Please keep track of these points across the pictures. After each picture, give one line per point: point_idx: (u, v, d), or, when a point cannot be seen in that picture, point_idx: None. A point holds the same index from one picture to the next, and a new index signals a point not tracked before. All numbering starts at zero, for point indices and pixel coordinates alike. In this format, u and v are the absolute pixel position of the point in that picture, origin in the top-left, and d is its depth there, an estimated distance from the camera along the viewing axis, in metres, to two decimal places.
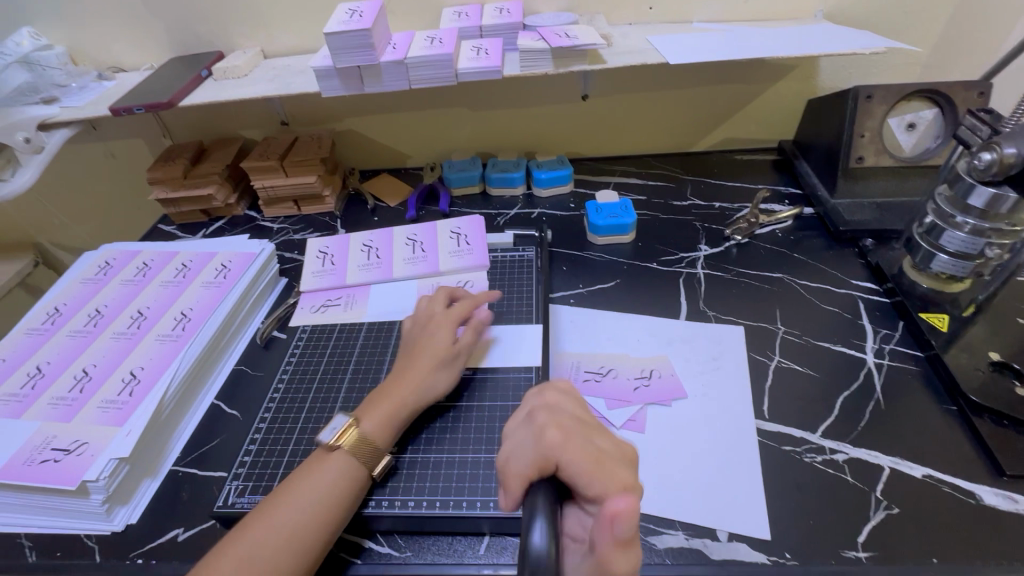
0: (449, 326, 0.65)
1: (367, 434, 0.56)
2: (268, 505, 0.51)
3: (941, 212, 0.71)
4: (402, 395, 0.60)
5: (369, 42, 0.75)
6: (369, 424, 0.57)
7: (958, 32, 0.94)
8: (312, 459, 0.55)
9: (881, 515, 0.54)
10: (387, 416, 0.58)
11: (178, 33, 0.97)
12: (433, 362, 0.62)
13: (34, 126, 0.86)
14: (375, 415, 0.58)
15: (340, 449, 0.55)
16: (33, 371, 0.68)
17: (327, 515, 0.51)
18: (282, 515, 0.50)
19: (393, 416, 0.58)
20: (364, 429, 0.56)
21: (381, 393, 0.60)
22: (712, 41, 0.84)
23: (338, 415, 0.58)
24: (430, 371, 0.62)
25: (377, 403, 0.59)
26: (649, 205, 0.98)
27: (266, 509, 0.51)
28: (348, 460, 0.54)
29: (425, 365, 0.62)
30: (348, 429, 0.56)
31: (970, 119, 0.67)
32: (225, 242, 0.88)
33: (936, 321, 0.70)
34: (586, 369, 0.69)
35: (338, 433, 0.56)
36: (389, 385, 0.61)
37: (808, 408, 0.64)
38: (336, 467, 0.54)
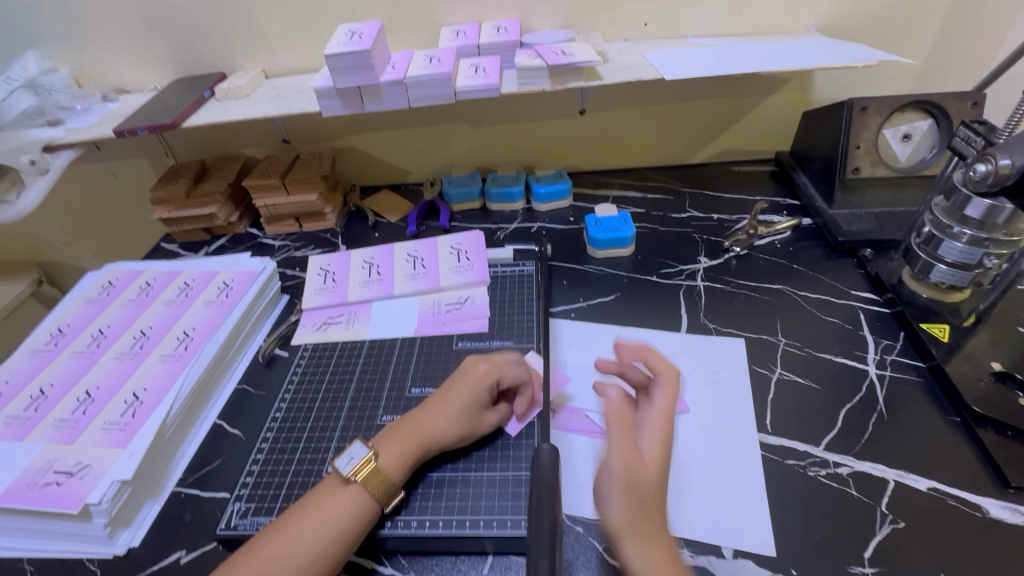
0: (492, 379, 0.62)
1: (382, 468, 0.55)
2: (276, 533, 0.50)
3: (939, 223, 0.71)
4: (421, 437, 0.57)
5: (369, 63, 0.76)
6: (387, 457, 0.55)
7: (950, 44, 0.95)
8: (324, 490, 0.54)
9: (887, 529, 0.53)
10: (401, 456, 0.56)
11: (181, 55, 0.99)
12: (462, 409, 0.59)
13: (39, 148, 0.87)
14: (392, 450, 0.56)
15: (354, 483, 0.54)
16: (35, 393, 0.68)
17: (335, 548, 0.50)
18: (290, 543, 0.49)
19: (407, 458, 0.56)
20: (381, 463, 0.55)
21: (401, 428, 0.58)
22: (707, 56, 0.85)
23: (357, 445, 0.56)
24: (455, 416, 0.59)
25: (398, 436, 0.57)
26: (648, 218, 0.99)
27: (273, 537, 0.50)
28: (359, 496, 0.53)
29: (452, 409, 0.59)
30: (366, 463, 0.54)
31: (963, 131, 0.68)
32: (227, 261, 0.89)
33: (936, 330, 0.70)
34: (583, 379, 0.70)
35: (354, 466, 0.54)
36: (411, 423, 0.59)
37: (811, 420, 0.63)
38: (347, 500, 0.53)
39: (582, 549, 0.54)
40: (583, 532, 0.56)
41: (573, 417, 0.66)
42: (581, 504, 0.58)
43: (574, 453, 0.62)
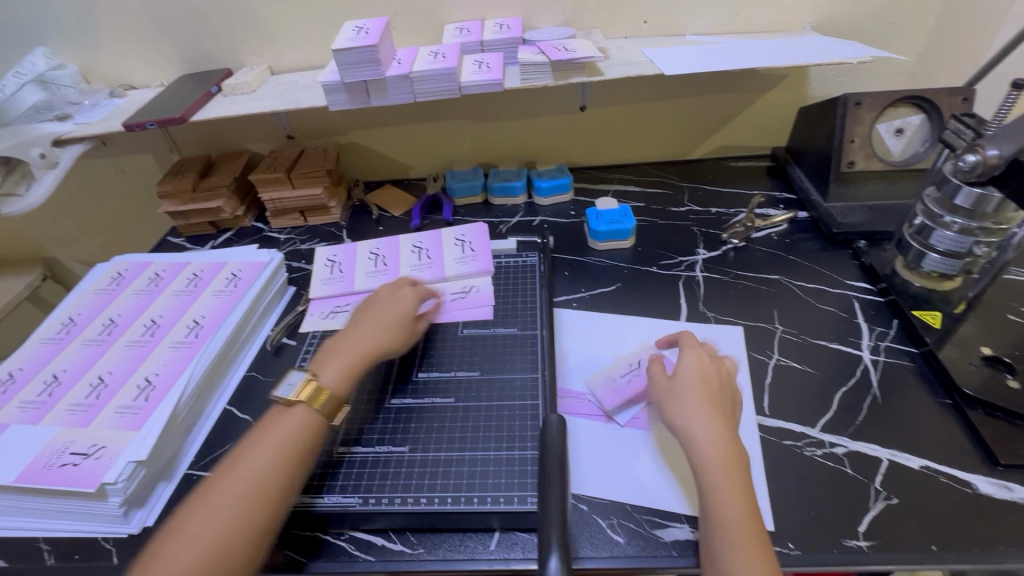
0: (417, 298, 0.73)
1: (326, 385, 0.60)
2: (227, 470, 0.53)
3: (930, 212, 0.73)
4: (360, 350, 0.64)
5: (375, 58, 0.78)
6: (328, 376, 0.61)
7: (942, 41, 0.97)
8: (271, 419, 0.58)
9: (880, 505, 0.55)
10: (346, 368, 0.62)
11: (188, 52, 1.00)
12: (391, 323, 0.68)
13: (48, 142, 0.89)
14: (332, 368, 0.62)
15: (299, 405, 0.58)
16: (49, 379, 0.70)
17: (282, 476, 0.53)
18: (241, 475, 0.53)
19: (352, 367, 0.63)
20: (323, 381, 0.60)
21: (337, 350, 0.64)
22: (705, 53, 0.87)
23: (296, 372, 0.60)
24: (390, 328, 0.68)
25: (331, 359, 0.63)
26: (647, 211, 1.01)
27: (223, 476, 0.53)
28: (307, 414, 0.58)
29: (383, 325, 0.68)
30: (306, 386, 0.59)
31: (954, 124, 0.70)
32: (235, 253, 0.91)
33: (929, 317, 0.72)
34: (581, 360, 0.73)
35: (296, 390, 0.59)
36: (349, 342, 0.65)
37: (807, 403, 0.65)
38: (291, 430, 0.56)
39: (586, 526, 0.56)
40: (587, 509, 0.57)
41: (577, 401, 0.68)
42: (585, 482, 0.59)
43: (577, 434, 0.64)
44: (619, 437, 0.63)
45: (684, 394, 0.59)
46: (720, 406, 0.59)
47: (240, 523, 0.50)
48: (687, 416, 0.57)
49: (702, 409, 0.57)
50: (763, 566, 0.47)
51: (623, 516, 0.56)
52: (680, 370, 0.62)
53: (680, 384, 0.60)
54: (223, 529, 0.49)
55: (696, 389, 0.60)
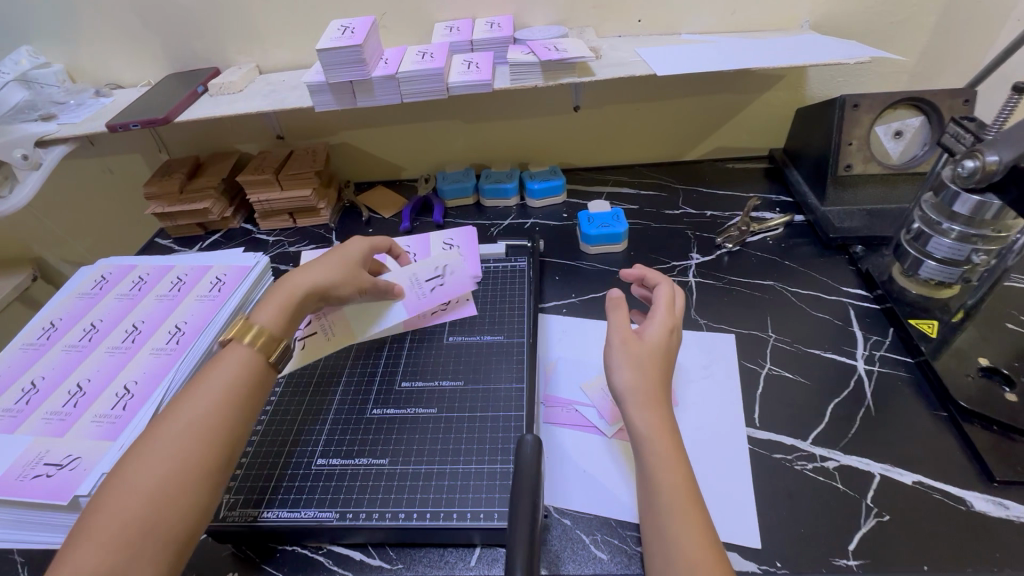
0: (365, 245, 0.74)
1: (262, 321, 0.60)
2: (167, 416, 0.51)
3: (928, 219, 0.71)
4: (294, 287, 0.65)
5: (360, 58, 0.76)
6: (262, 316, 0.61)
7: (944, 41, 0.95)
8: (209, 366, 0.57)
9: (872, 522, 0.54)
10: (280, 305, 0.63)
11: (175, 50, 0.99)
12: (333, 258, 0.69)
13: (32, 143, 0.87)
14: (268, 307, 0.62)
15: (232, 341, 0.58)
16: (27, 386, 0.69)
17: (221, 416, 0.52)
18: (180, 419, 0.50)
19: (287, 302, 0.63)
20: (255, 319, 0.60)
21: (273, 292, 0.65)
22: (699, 53, 0.85)
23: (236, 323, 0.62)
24: (328, 262, 0.69)
25: (269, 301, 0.63)
26: (641, 214, 0.99)
27: (164, 425, 0.50)
28: (239, 346, 0.58)
29: (322, 261, 0.69)
30: (240, 324, 0.59)
31: (953, 127, 0.68)
32: (220, 255, 0.89)
33: (925, 326, 0.70)
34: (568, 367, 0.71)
35: (226, 333, 0.59)
36: (286, 280, 0.66)
37: (799, 415, 0.64)
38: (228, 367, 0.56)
39: (569, 541, 0.54)
40: (570, 524, 0.56)
41: (563, 411, 0.66)
42: (570, 497, 0.58)
43: (561, 446, 0.63)
44: (604, 449, 0.62)
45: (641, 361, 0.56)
46: (665, 381, 0.56)
47: (191, 469, 0.48)
48: (637, 381, 0.54)
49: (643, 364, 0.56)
50: (705, 542, 0.45)
51: (607, 532, 0.55)
52: (648, 334, 0.58)
53: (645, 350, 0.57)
54: (167, 475, 0.47)
55: (657, 360, 0.56)
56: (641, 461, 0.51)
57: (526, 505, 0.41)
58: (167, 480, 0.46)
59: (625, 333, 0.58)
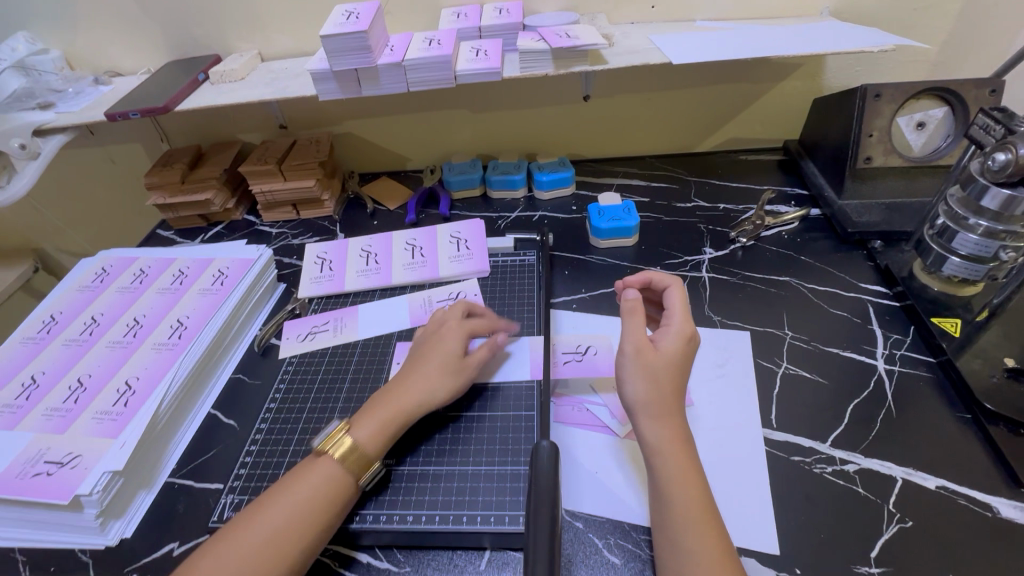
0: (461, 336, 0.64)
1: (358, 441, 0.54)
2: (306, 468, 0.53)
3: (953, 214, 0.69)
4: (398, 404, 0.58)
5: (366, 45, 0.74)
6: (363, 432, 0.55)
7: (969, 29, 0.92)
8: (301, 466, 0.53)
9: (894, 528, 0.52)
10: (382, 423, 0.56)
11: (175, 37, 0.96)
12: (438, 368, 0.61)
13: (30, 132, 0.86)
14: (368, 423, 0.56)
15: (331, 455, 0.53)
16: (27, 381, 0.67)
17: (307, 520, 0.49)
18: (322, 472, 0.52)
19: (388, 426, 0.56)
20: (357, 437, 0.55)
21: (379, 400, 0.58)
22: (716, 40, 0.82)
23: (333, 421, 0.57)
24: (435, 376, 0.60)
25: (372, 412, 0.57)
26: (652, 207, 0.97)
27: (304, 472, 0.53)
28: (336, 467, 0.53)
29: (430, 370, 0.60)
30: (338, 436, 0.54)
31: (982, 119, 0.65)
32: (223, 248, 0.87)
33: (948, 325, 0.68)
34: (565, 350, 0.72)
35: (327, 437, 0.54)
36: (388, 392, 0.59)
37: (817, 416, 0.62)
38: (323, 474, 0.52)
39: (581, 545, 0.53)
40: (582, 527, 0.54)
41: (574, 410, 0.65)
42: (582, 499, 0.57)
43: (572, 446, 0.61)
44: (617, 450, 0.61)
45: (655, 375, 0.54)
46: (680, 392, 0.54)
47: (295, 541, 0.48)
48: (650, 393, 0.53)
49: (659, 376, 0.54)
50: (717, 556, 0.44)
51: (621, 536, 0.53)
52: (663, 343, 0.56)
53: (660, 360, 0.54)
54: (294, 527, 0.48)
55: (671, 370, 0.54)
56: (652, 473, 0.50)
57: (545, 515, 0.39)
58: (292, 530, 0.48)
59: (639, 342, 0.56)
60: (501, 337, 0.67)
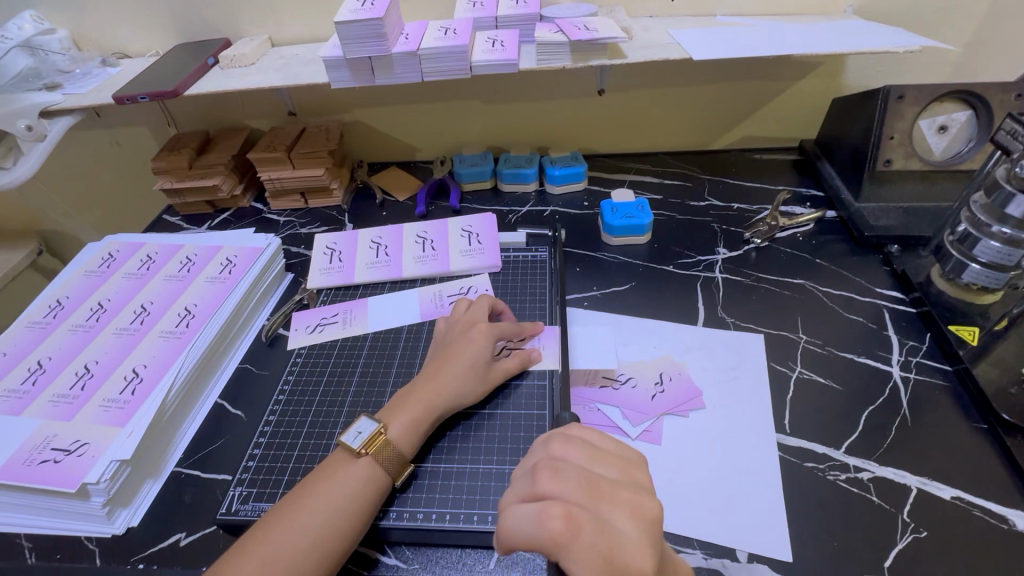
0: (491, 340, 0.62)
1: (393, 439, 0.54)
2: (340, 466, 0.52)
3: (976, 220, 0.68)
4: (433, 401, 0.57)
5: (381, 32, 0.72)
6: (396, 428, 0.55)
7: (994, 30, 0.90)
8: (334, 463, 0.53)
9: (908, 538, 0.52)
10: (414, 421, 0.56)
11: (184, 19, 0.95)
12: (467, 370, 0.60)
13: (36, 113, 0.84)
14: (401, 419, 0.56)
15: (366, 456, 0.52)
16: (34, 366, 0.67)
17: (342, 524, 0.49)
18: (353, 471, 0.52)
19: (422, 421, 0.56)
20: (391, 434, 0.54)
21: (411, 394, 0.58)
22: (737, 36, 0.81)
23: (364, 419, 0.56)
24: (464, 374, 0.59)
25: (404, 406, 0.57)
26: (665, 205, 0.96)
27: (336, 469, 0.52)
28: (372, 466, 0.52)
29: (460, 370, 0.59)
30: (376, 436, 0.54)
31: (1009, 124, 0.64)
32: (230, 236, 0.86)
33: (966, 333, 0.67)
34: (604, 376, 0.68)
35: (364, 440, 0.53)
36: (420, 386, 0.58)
37: (832, 422, 0.61)
38: (358, 474, 0.52)
39: None
40: None
41: (585, 410, 0.64)
42: None
43: None
44: (628, 451, 0.60)
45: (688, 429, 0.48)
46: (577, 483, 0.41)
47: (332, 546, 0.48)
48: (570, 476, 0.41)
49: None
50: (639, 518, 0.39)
51: None
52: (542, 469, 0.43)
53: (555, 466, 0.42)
54: (330, 528, 0.48)
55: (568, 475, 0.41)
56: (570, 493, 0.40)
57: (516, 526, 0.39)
58: (333, 528, 0.48)
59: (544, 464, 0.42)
60: (533, 349, 0.66)
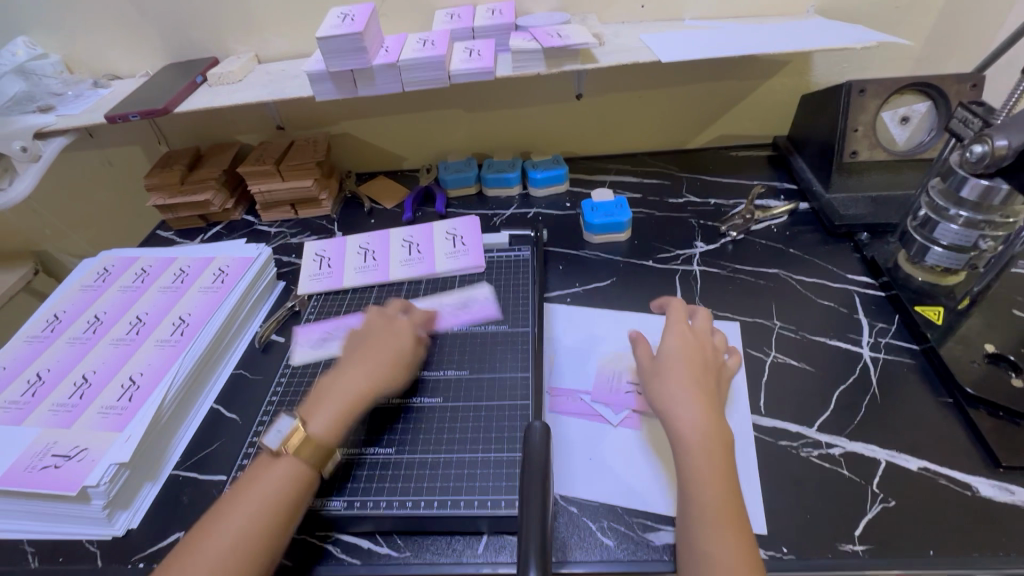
0: (410, 336, 0.68)
1: (314, 433, 0.56)
2: (264, 467, 0.54)
3: (935, 205, 0.71)
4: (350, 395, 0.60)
5: (361, 46, 0.76)
6: (317, 425, 0.57)
7: (952, 24, 0.94)
8: (258, 466, 0.55)
9: (877, 508, 0.54)
10: (336, 416, 0.58)
11: (174, 41, 0.98)
12: (381, 360, 0.64)
13: (30, 135, 0.87)
14: (320, 415, 0.58)
15: (287, 454, 0.54)
16: (33, 378, 0.69)
17: (266, 522, 0.50)
18: (275, 471, 0.53)
19: (344, 416, 0.58)
20: (312, 430, 0.56)
21: (326, 393, 0.60)
22: (704, 39, 0.84)
23: (284, 417, 0.57)
24: (378, 364, 0.63)
25: (323, 404, 0.59)
26: (645, 203, 0.98)
27: (259, 471, 0.54)
28: (293, 463, 0.54)
29: (373, 359, 0.64)
30: (295, 432, 0.55)
31: (961, 112, 0.68)
32: (222, 247, 0.89)
33: (931, 313, 0.70)
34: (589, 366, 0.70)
35: (283, 438, 0.55)
36: (336, 385, 0.61)
37: (805, 402, 0.64)
38: (279, 472, 0.53)
39: (576, 529, 0.55)
40: (577, 512, 0.56)
41: (569, 401, 0.66)
42: (577, 484, 0.58)
43: (569, 435, 0.63)
44: (610, 438, 0.62)
45: (669, 372, 0.60)
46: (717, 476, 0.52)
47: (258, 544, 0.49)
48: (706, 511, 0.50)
49: (687, 393, 0.58)
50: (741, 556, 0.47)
51: (614, 519, 0.55)
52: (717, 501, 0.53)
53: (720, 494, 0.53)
54: (251, 527, 0.50)
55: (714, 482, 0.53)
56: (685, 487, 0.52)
57: (536, 497, 0.41)
58: (255, 527, 0.50)
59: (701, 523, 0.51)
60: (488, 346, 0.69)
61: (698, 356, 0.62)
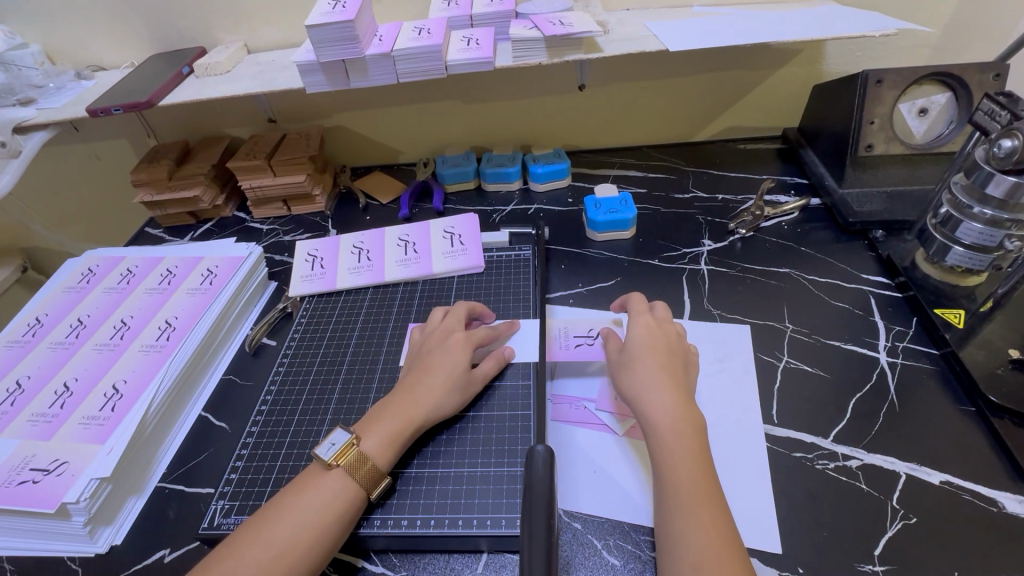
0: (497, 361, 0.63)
1: (368, 453, 0.53)
2: (314, 477, 0.52)
3: (957, 203, 0.68)
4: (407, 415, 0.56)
5: (353, 35, 0.72)
6: (370, 443, 0.54)
7: (972, 11, 0.89)
8: (307, 476, 0.52)
9: (898, 525, 0.51)
10: (392, 434, 0.55)
11: (159, 30, 0.94)
12: (448, 382, 0.59)
13: (8, 129, 0.83)
14: (376, 434, 0.54)
15: (338, 468, 0.52)
16: (12, 386, 0.66)
17: (310, 537, 0.48)
18: (328, 482, 0.51)
19: (400, 434, 0.55)
20: (366, 448, 0.53)
21: (385, 410, 0.57)
22: (713, 27, 0.80)
23: (339, 431, 0.54)
24: (444, 384, 0.59)
25: (382, 419, 0.56)
26: (650, 199, 0.95)
27: (310, 482, 0.51)
28: (346, 479, 0.51)
29: (438, 380, 0.59)
30: (348, 446, 0.53)
31: (987, 104, 0.64)
32: (211, 246, 0.85)
33: (951, 316, 0.66)
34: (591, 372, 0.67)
35: (337, 450, 0.53)
36: (398, 400, 0.57)
37: (819, 410, 0.61)
38: (330, 485, 0.51)
39: (581, 547, 0.52)
40: (581, 528, 0.53)
41: (571, 409, 0.63)
42: (581, 499, 0.55)
43: (572, 446, 0.60)
44: (614, 449, 0.59)
45: (637, 362, 0.59)
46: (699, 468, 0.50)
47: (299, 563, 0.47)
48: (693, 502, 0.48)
49: (656, 377, 0.57)
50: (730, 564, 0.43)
51: (620, 536, 0.52)
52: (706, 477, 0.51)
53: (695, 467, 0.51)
54: (298, 540, 0.47)
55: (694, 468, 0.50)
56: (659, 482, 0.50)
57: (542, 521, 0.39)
58: (299, 543, 0.47)
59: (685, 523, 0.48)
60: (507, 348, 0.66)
61: (664, 344, 0.60)
